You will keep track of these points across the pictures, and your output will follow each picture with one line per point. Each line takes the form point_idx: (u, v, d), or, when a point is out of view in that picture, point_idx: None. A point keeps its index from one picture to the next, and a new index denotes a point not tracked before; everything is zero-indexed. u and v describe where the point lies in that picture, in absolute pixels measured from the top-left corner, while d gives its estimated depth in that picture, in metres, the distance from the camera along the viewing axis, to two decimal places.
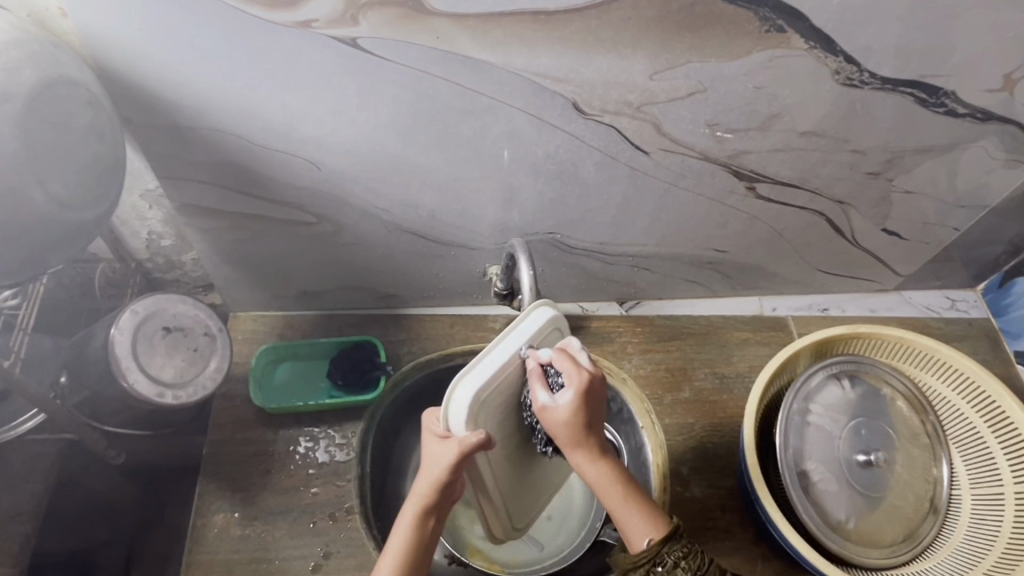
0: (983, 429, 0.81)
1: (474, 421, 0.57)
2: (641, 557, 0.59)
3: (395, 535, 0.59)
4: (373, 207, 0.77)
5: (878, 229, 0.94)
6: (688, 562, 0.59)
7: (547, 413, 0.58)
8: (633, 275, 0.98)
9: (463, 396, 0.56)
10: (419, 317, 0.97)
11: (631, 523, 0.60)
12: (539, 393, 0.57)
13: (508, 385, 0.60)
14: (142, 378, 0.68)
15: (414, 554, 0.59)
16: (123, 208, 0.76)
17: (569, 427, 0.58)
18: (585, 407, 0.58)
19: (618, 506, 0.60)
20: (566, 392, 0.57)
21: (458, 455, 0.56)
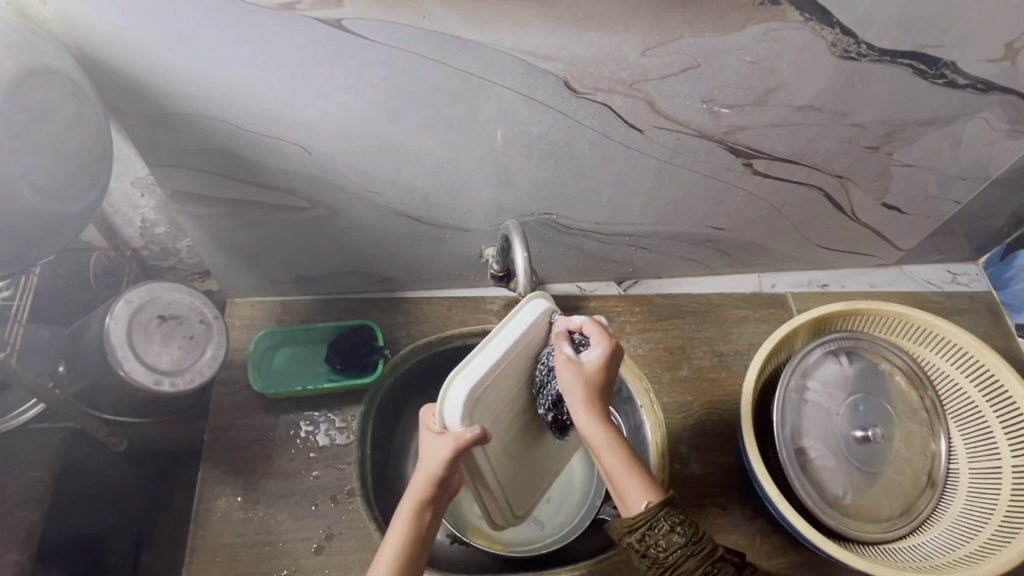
0: (981, 403, 0.80)
1: (469, 418, 0.59)
2: (636, 519, 0.57)
3: (390, 535, 0.58)
4: (366, 191, 0.76)
5: (878, 204, 0.93)
6: (683, 529, 0.57)
7: (568, 365, 0.60)
8: (630, 255, 0.97)
9: (457, 395, 0.58)
10: (416, 299, 0.97)
11: (630, 489, 0.58)
12: (563, 347, 0.61)
13: (503, 380, 0.62)
14: (139, 367, 0.68)
15: (411, 553, 0.57)
16: (115, 196, 0.76)
17: (587, 381, 0.60)
18: (607, 368, 0.60)
19: (619, 468, 0.59)
20: (592, 350, 0.61)
21: (454, 447, 0.57)
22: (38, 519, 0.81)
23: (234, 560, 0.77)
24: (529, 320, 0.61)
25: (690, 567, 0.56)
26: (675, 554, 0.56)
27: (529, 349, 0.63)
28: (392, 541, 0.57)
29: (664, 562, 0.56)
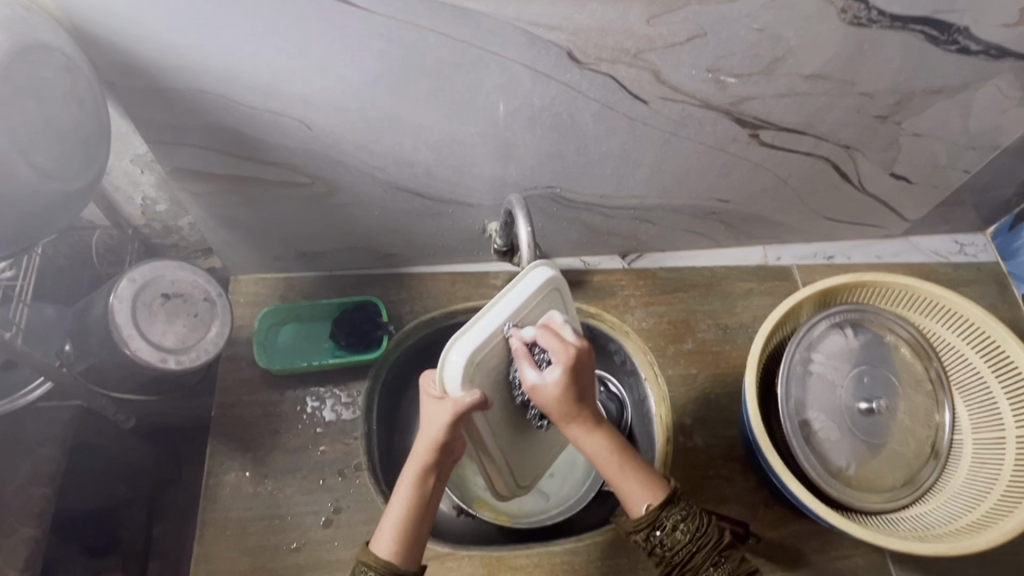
0: (986, 374, 0.79)
1: (469, 382, 0.60)
2: (640, 522, 0.61)
3: (394, 502, 0.60)
4: (368, 166, 0.75)
5: (886, 174, 0.92)
6: (686, 525, 0.60)
7: (538, 391, 0.59)
8: (634, 228, 0.97)
9: (459, 355, 0.58)
10: (420, 275, 0.97)
11: (631, 490, 0.62)
12: (527, 371, 0.59)
13: (506, 347, 0.63)
14: (144, 346, 0.69)
15: (417, 518, 0.59)
16: (115, 174, 0.75)
17: (560, 403, 0.60)
18: (574, 381, 0.60)
19: (617, 474, 0.62)
20: (553, 369, 0.59)
21: (454, 412, 0.58)
22: (51, 494, 0.82)
23: (244, 534, 0.78)
24: (531, 289, 0.62)
25: (698, 561, 0.60)
26: (682, 552, 0.60)
27: (529, 319, 0.64)
28: (397, 508, 0.59)
29: (672, 559, 0.60)
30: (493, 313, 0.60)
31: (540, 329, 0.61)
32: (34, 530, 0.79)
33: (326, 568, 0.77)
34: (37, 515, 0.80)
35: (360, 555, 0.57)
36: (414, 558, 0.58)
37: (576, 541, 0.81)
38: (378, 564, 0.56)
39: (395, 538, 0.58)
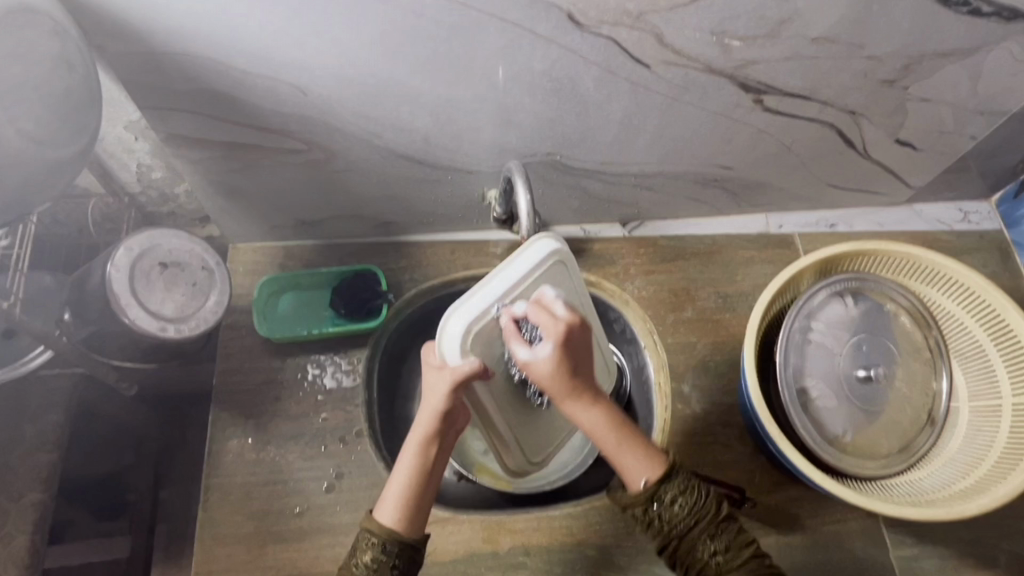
0: (984, 342, 0.79)
1: (468, 352, 0.63)
2: (637, 497, 0.62)
3: (396, 472, 0.62)
4: (365, 132, 0.74)
5: (892, 140, 0.91)
6: (685, 499, 0.62)
7: (530, 367, 0.59)
8: (635, 195, 0.96)
9: (456, 326, 0.63)
10: (419, 244, 0.96)
11: (630, 465, 0.63)
12: (519, 349, 0.60)
13: None
14: (143, 314, 0.69)
15: (419, 487, 0.61)
16: (110, 141, 0.74)
17: (555, 380, 0.60)
18: (566, 358, 0.59)
19: (614, 450, 0.62)
20: (544, 343, 0.59)
21: (454, 381, 0.61)
22: (57, 460, 0.83)
23: (247, 499, 0.80)
24: (531, 262, 0.65)
25: (695, 535, 0.62)
26: (681, 524, 0.62)
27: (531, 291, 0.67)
28: (399, 478, 0.61)
29: (670, 530, 0.62)
30: (490, 288, 0.64)
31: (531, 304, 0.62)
32: (41, 495, 0.80)
33: (328, 531, 0.78)
34: (43, 480, 0.81)
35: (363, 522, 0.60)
36: (416, 526, 0.60)
37: (576, 506, 0.83)
38: (380, 531, 0.59)
39: (397, 506, 0.60)
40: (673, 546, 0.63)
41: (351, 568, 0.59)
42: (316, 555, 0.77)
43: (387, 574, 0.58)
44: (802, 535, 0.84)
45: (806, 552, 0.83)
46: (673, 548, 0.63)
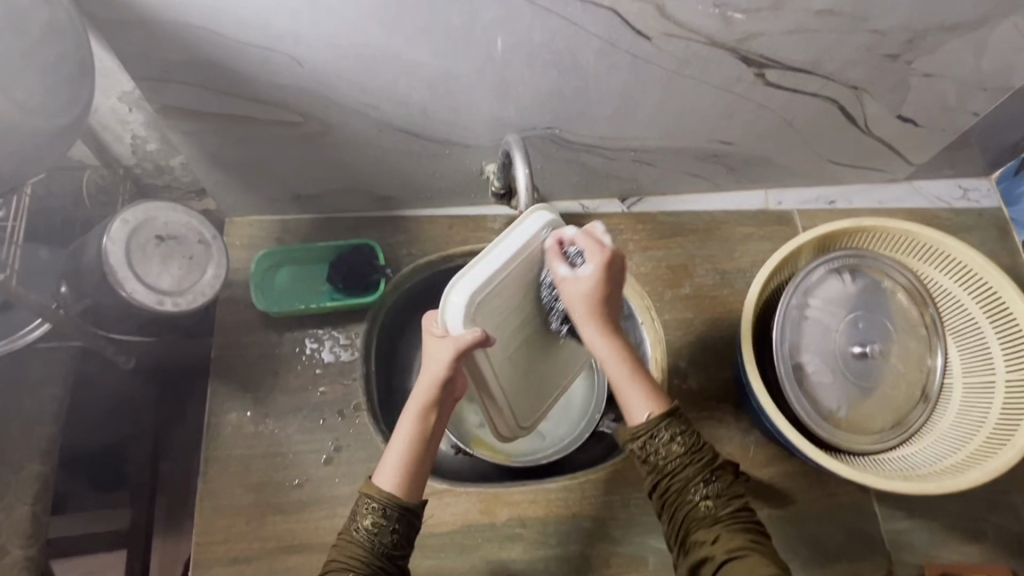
0: (980, 320, 0.80)
1: (470, 322, 0.59)
2: (637, 431, 0.62)
3: (396, 439, 0.62)
4: (362, 105, 0.74)
5: (893, 116, 0.90)
6: (683, 440, 0.62)
7: (566, 286, 0.61)
8: (634, 170, 0.95)
9: (460, 296, 0.58)
10: (417, 219, 0.95)
11: (633, 400, 0.63)
12: (558, 267, 0.61)
13: (510, 288, 0.63)
14: (140, 288, 0.69)
15: (418, 454, 0.61)
16: (103, 112, 0.74)
17: (589, 300, 0.61)
18: (605, 283, 0.61)
19: (624, 383, 0.63)
20: (587, 264, 0.60)
21: (457, 350, 0.59)
22: (57, 433, 0.83)
23: (247, 471, 0.80)
24: (537, 230, 0.62)
25: (689, 475, 0.61)
26: (676, 463, 0.62)
27: (531, 260, 0.63)
28: (398, 445, 0.62)
29: (665, 469, 0.62)
30: (493, 259, 0.60)
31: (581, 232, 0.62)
32: (42, 467, 0.81)
33: (328, 503, 0.79)
34: (44, 452, 0.82)
35: (362, 489, 0.61)
36: (415, 492, 0.61)
37: (570, 479, 0.84)
38: (380, 497, 0.60)
39: (396, 473, 0.61)
40: (664, 486, 0.62)
41: (350, 532, 0.59)
42: (315, 526, 0.78)
43: (387, 538, 0.60)
44: (794, 508, 0.85)
45: (799, 524, 0.84)
46: (664, 488, 0.62)
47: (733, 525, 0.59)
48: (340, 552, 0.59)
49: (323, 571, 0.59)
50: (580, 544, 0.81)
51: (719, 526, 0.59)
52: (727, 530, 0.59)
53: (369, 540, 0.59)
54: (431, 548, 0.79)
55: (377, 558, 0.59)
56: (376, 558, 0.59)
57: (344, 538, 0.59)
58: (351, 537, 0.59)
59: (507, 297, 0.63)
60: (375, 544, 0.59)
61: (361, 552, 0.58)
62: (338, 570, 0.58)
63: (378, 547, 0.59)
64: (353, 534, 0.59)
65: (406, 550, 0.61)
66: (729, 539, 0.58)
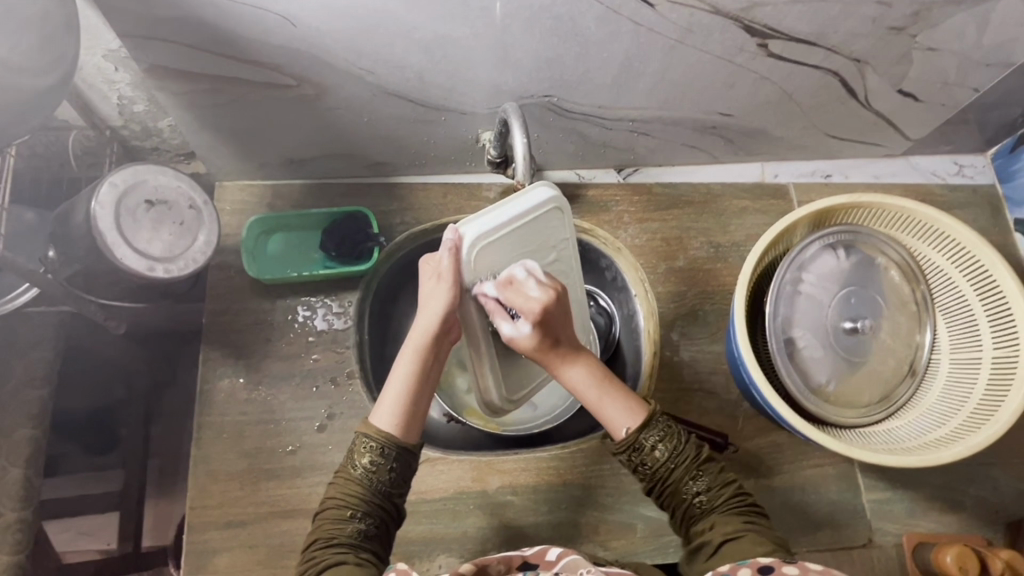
0: (971, 298, 0.79)
1: (473, 261, 0.67)
2: (621, 445, 0.65)
3: (391, 381, 0.67)
4: (358, 68, 0.72)
5: (893, 90, 0.89)
6: (665, 445, 0.64)
7: (514, 341, 0.65)
8: (631, 140, 0.94)
9: (469, 233, 0.67)
10: (411, 186, 0.94)
11: (611, 414, 0.66)
12: (502, 326, 0.66)
13: (513, 245, 0.70)
14: (130, 253, 0.67)
15: (412, 394, 0.66)
16: (88, 70, 0.71)
17: (537, 350, 0.66)
18: (545, 332, 0.65)
19: (598, 402, 0.67)
20: (523, 322, 0.65)
21: (449, 283, 0.66)
22: (48, 396, 0.83)
23: (240, 437, 0.81)
24: (537, 204, 0.71)
25: (679, 476, 0.64)
26: (663, 468, 0.64)
27: (530, 229, 0.72)
28: (395, 386, 0.66)
29: (654, 475, 0.65)
30: (493, 216, 0.69)
31: (505, 287, 0.66)
32: (33, 431, 0.81)
33: (321, 469, 0.80)
34: (35, 415, 0.81)
35: (360, 428, 0.65)
36: (410, 431, 0.65)
37: (564, 448, 0.85)
38: (378, 436, 0.64)
39: (392, 413, 0.65)
40: (658, 490, 0.66)
41: (349, 471, 0.64)
42: (308, 492, 0.79)
43: (385, 476, 0.64)
44: (778, 478, 0.87)
45: (784, 495, 0.86)
46: (659, 492, 0.66)
47: (729, 511, 0.62)
48: (340, 489, 0.63)
49: (324, 506, 0.63)
50: (570, 512, 0.82)
51: (715, 515, 0.63)
52: (723, 517, 0.62)
53: (367, 479, 0.63)
54: (423, 514, 0.80)
55: (374, 495, 0.63)
56: (373, 495, 0.63)
57: (344, 476, 0.64)
58: (349, 476, 0.64)
59: (504, 249, 0.69)
60: (372, 482, 0.63)
61: (360, 489, 0.63)
62: (338, 505, 0.62)
63: (375, 485, 0.63)
64: (351, 472, 0.64)
65: (401, 488, 0.65)
66: (725, 524, 0.61)
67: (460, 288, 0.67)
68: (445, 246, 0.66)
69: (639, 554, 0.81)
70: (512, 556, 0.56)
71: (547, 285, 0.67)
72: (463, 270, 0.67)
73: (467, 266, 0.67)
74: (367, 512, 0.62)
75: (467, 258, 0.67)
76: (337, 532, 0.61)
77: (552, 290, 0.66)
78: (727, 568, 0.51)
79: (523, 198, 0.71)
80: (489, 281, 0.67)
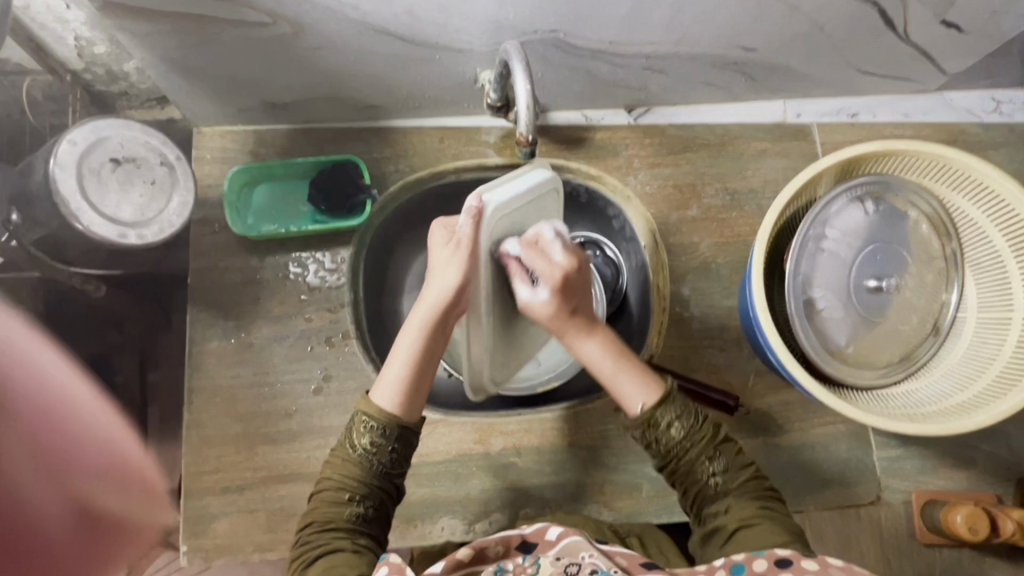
0: (1004, 253, 0.73)
1: (489, 225, 0.63)
2: (636, 421, 0.66)
3: (395, 355, 0.65)
4: (339, 4, 0.64)
5: (936, 21, 0.80)
6: (681, 423, 0.65)
7: (529, 307, 0.65)
8: (644, 79, 0.86)
9: (492, 200, 0.63)
10: (405, 129, 0.87)
11: (627, 391, 0.66)
12: (520, 291, 0.65)
13: (522, 216, 0.67)
14: (97, 219, 0.65)
15: (417, 372, 0.64)
16: (37, 7, 0.68)
17: (553, 316, 0.65)
18: (564, 298, 0.64)
19: (612, 373, 0.66)
20: (543, 287, 0.64)
21: (468, 252, 0.62)
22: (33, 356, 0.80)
23: (233, 401, 0.78)
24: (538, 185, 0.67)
25: (694, 456, 0.65)
26: (679, 446, 0.65)
27: (533, 208, 0.68)
28: (398, 362, 0.64)
29: (670, 453, 0.66)
30: (513, 184, 0.65)
31: (528, 248, 0.65)
32: None
33: (319, 432, 0.78)
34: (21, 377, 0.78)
35: (360, 406, 0.64)
36: (412, 410, 0.65)
37: (568, 408, 0.82)
38: (378, 416, 0.63)
39: (395, 391, 0.64)
40: (673, 468, 0.66)
41: (348, 451, 0.64)
42: (307, 456, 0.77)
43: (385, 457, 0.63)
44: (789, 437, 0.85)
45: (793, 453, 0.84)
46: (674, 470, 0.66)
47: (743, 496, 0.64)
48: (338, 470, 0.63)
49: (320, 487, 0.64)
50: (574, 473, 0.81)
51: (730, 498, 0.64)
52: (739, 500, 0.64)
53: (366, 460, 0.63)
54: (424, 476, 0.79)
55: (373, 477, 0.63)
56: (373, 477, 0.63)
57: (342, 457, 0.64)
58: (347, 456, 0.63)
59: (514, 222, 0.67)
60: (372, 463, 0.63)
61: (358, 471, 0.63)
62: (335, 488, 0.62)
63: (374, 466, 0.63)
64: (349, 453, 0.63)
65: (401, 469, 0.65)
66: (741, 509, 0.63)
67: (475, 257, 0.64)
68: (467, 212, 0.61)
69: (644, 514, 0.80)
70: (510, 536, 0.54)
71: (570, 251, 0.66)
72: (482, 239, 0.63)
73: (486, 232, 0.63)
74: (365, 495, 0.62)
75: (487, 226, 0.63)
76: (335, 516, 0.61)
77: (575, 255, 0.65)
78: (743, 557, 0.51)
79: (529, 173, 0.67)
80: (511, 239, 0.66)
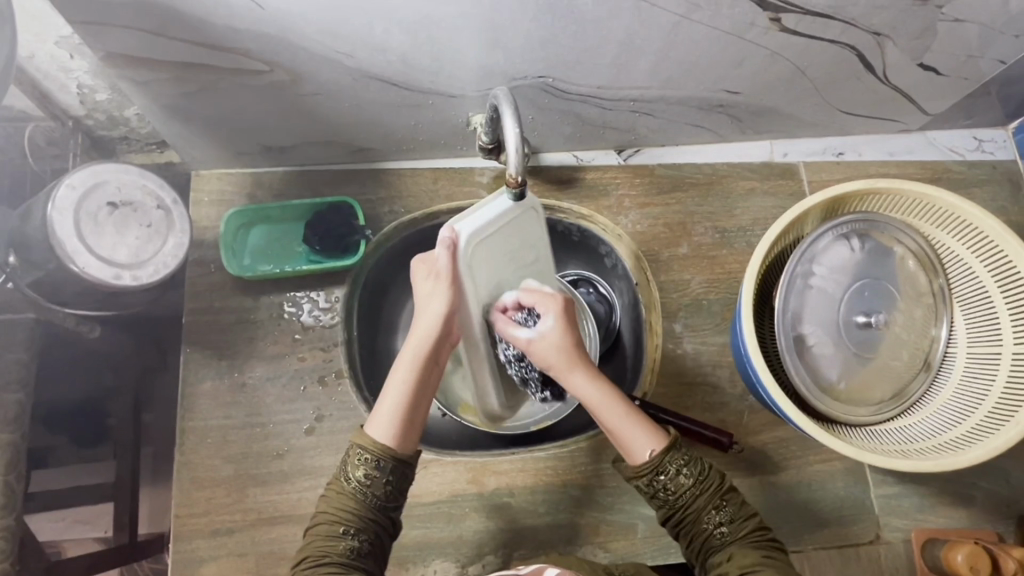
0: (990, 287, 0.74)
1: (467, 255, 0.65)
2: (643, 468, 0.64)
3: (390, 388, 0.65)
4: (334, 52, 0.66)
5: (914, 65, 0.83)
6: (689, 470, 0.64)
7: (536, 344, 0.65)
8: (633, 121, 0.88)
9: (466, 228, 0.64)
10: (399, 171, 0.89)
11: (632, 437, 0.65)
12: (521, 330, 0.66)
13: (499, 242, 0.68)
14: (93, 262, 0.66)
15: (411, 403, 0.64)
16: (41, 58, 0.70)
17: (562, 348, 0.65)
18: (567, 329, 0.67)
19: (620, 422, 0.65)
20: (547, 319, 0.67)
21: (449, 283, 0.65)
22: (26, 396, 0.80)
23: (224, 442, 0.77)
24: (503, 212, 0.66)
25: (701, 505, 0.64)
26: (685, 495, 0.64)
27: (507, 232, 0.68)
28: (393, 395, 0.64)
29: (674, 502, 0.64)
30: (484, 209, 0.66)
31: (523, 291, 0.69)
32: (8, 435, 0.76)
33: (310, 473, 0.77)
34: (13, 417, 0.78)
35: (355, 438, 0.64)
36: (408, 443, 0.64)
37: (562, 447, 0.82)
38: (372, 448, 0.63)
39: (390, 422, 0.64)
40: (678, 518, 0.65)
41: (342, 484, 0.63)
42: (298, 498, 0.76)
43: (380, 489, 0.63)
44: (785, 476, 0.84)
45: (789, 491, 0.84)
46: (679, 520, 0.65)
47: (747, 545, 0.62)
48: (332, 504, 0.63)
49: (315, 521, 0.63)
50: (569, 513, 0.80)
51: (732, 548, 0.62)
52: (742, 549, 0.62)
53: (360, 493, 0.62)
54: (417, 518, 0.78)
55: (368, 510, 0.62)
56: (368, 510, 0.62)
57: (336, 491, 0.63)
58: (343, 489, 0.63)
59: (491, 249, 0.67)
60: (366, 497, 0.62)
61: (352, 504, 0.62)
62: (330, 521, 0.62)
63: (370, 499, 0.62)
64: (344, 486, 0.63)
65: (398, 502, 0.64)
66: (743, 557, 0.61)
67: (459, 289, 0.67)
68: (441, 244, 0.63)
69: (640, 556, 0.79)
70: None
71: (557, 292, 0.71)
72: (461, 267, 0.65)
73: (464, 260, 0.65)
74: (360, 528, 0.61)
75: (463, 253, 0.65)
76: (329, 550, 0.60)
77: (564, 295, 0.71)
78: None
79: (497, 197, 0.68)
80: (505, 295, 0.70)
